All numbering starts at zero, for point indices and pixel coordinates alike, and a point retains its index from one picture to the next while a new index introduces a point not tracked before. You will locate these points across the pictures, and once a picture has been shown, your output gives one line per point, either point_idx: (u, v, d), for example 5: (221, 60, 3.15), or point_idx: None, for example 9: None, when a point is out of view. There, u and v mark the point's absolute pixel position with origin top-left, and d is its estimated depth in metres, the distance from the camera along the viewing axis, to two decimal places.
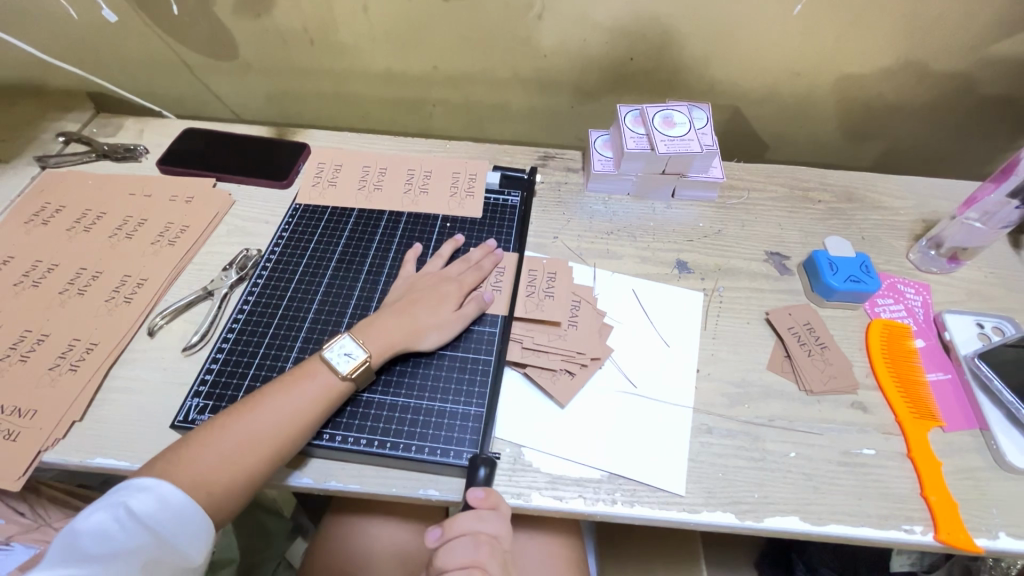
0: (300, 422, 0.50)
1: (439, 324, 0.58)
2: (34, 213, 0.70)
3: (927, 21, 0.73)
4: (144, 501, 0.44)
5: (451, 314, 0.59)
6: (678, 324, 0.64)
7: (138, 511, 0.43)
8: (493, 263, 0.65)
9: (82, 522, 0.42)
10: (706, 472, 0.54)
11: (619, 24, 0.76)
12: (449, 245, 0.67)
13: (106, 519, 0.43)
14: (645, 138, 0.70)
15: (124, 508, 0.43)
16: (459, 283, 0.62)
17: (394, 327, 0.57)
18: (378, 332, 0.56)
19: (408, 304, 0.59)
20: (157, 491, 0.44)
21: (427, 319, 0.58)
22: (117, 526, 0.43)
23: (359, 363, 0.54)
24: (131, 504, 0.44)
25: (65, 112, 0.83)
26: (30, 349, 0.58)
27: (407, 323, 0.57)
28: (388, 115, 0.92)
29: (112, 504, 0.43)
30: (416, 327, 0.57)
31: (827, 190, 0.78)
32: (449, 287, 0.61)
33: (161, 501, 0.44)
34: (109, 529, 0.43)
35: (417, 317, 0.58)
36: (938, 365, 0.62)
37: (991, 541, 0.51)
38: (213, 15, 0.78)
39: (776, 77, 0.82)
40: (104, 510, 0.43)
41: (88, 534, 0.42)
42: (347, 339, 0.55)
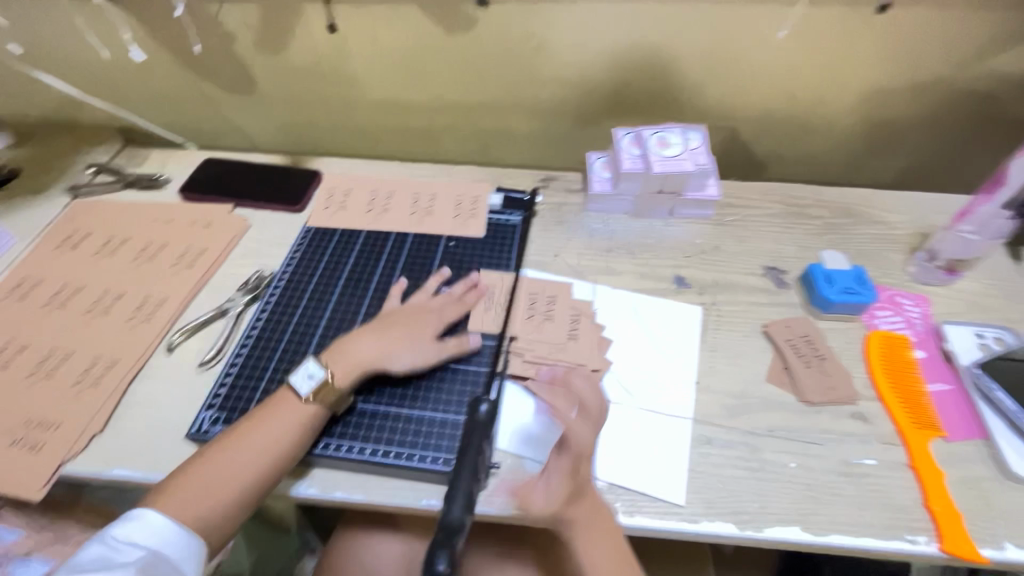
0: (281, 445, 0.52)
1: (412, 348, 0.59)
2: (64, 239, 0.74)
3: (913, 42, 0.76)
4: (128, 529, 0.47)
5: (426, 342, 0.60)
6: (676, 337, 0.65)
7: (125, 538, 0.47)
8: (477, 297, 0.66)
9: (83, 554, 0.46)
10: (705, 482, 0.54)
11: (615, 52, 0.80)
12: (436, 278, 0.68)
13: (100, 548, 0.46)
14: (641, 158, 0.73)
15: (113, 536, 0.47)
16: (437, 315, 0.63)
17: (363, 351, 0.58)
18: (347, 356, 0.57)
19: (383, 330, 0.60)
20: (141, 516, 0.48)
21: (402, 344, 0.59)
22: (113, 550, 0.46)
23: (320, 384, 0.55)
24: (118, 532, 0.47)
25: (95, 145, 0.89)
26: (56, 366, 0.61)
27: (379, 347, 0.58)
28: (397, 143, 0.97)
29: (102, 536, 0.47)
30: (386, 351, 0.58)
31: (823, 206, 0.80)
32: (427, 318, 0.62)
33: (150, 523, 0.47)
34: (105, 553, 0.46)
35: (391, 343, 0.59)
36: (939, 375, 0.62)
37: (997, 552, 0.50)
38: (234, 53, 0.83)
39: (770, 99, 0.85)
40: (98, 542, 0.47)
41: (88, 561, 0.46)
42: (312, 362, 0.56)
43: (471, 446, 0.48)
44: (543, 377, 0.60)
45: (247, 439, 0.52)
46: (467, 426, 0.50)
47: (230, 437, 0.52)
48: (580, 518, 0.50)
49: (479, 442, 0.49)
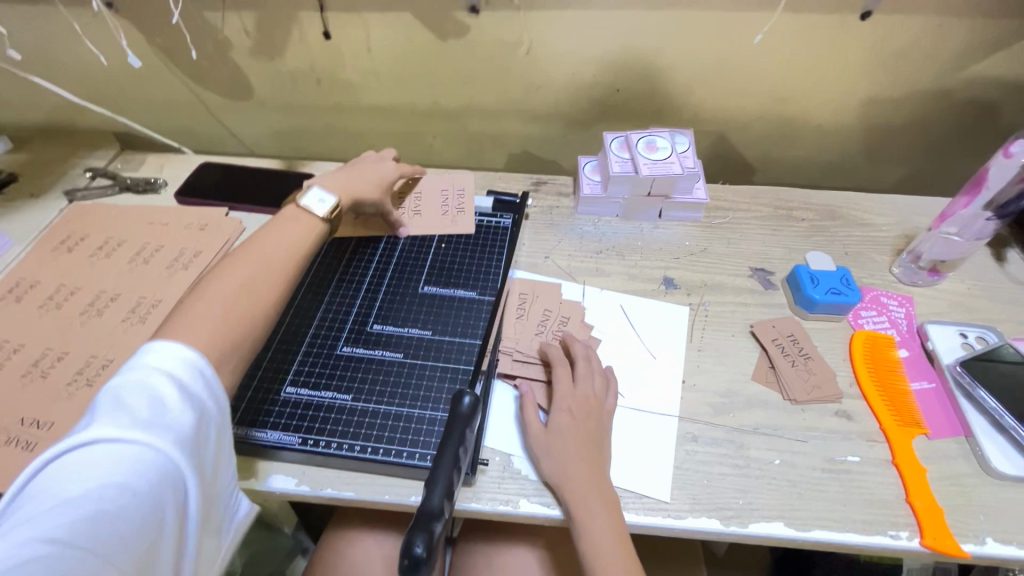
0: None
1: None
2: (61, 242, 0.75)
3: (897, 48, 0.77)
4: (169, 374, 0.41)
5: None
6: (663, 336, 0.66)
7: (167, 382, 0.41)
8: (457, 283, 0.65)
9: (115, 392, 0.39)
10: (691, 479, 0.55)
11: (604, 58, 0.81)
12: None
13: (136, 386, 0.40)
14: (629, 162, 0.75)
15: (150, 380, 0.40)
16: None
17: None
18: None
19: None
20: (179, 364, 0.42)
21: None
22: (148, 396, 0.39)
23: None
24: (155, 377, 0.41)
25: (93, 150, 0.90)
26: (50, 366, 0.62)
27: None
28: (392, 147, 0.98)
29: (138, 373, 0.40)
30: None
31: (810, 209, 0.81)
32: None
33: (189, 365, 0.42)
34: (143, 395, 0.39)
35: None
36: (922, 374, 0.63)
37: (977, 547, 0.51)
38: (231, 59, 0.85)
39: (757, 104, 0.86)
40: (135, 379, 0.40)
41: (124, 400, 0.39)
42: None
43: (452, 437, 0.45)
44: (531, 374, 0.61)
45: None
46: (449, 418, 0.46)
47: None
48: (573, 506, 0.51)
49: (462, 433, 0.46)
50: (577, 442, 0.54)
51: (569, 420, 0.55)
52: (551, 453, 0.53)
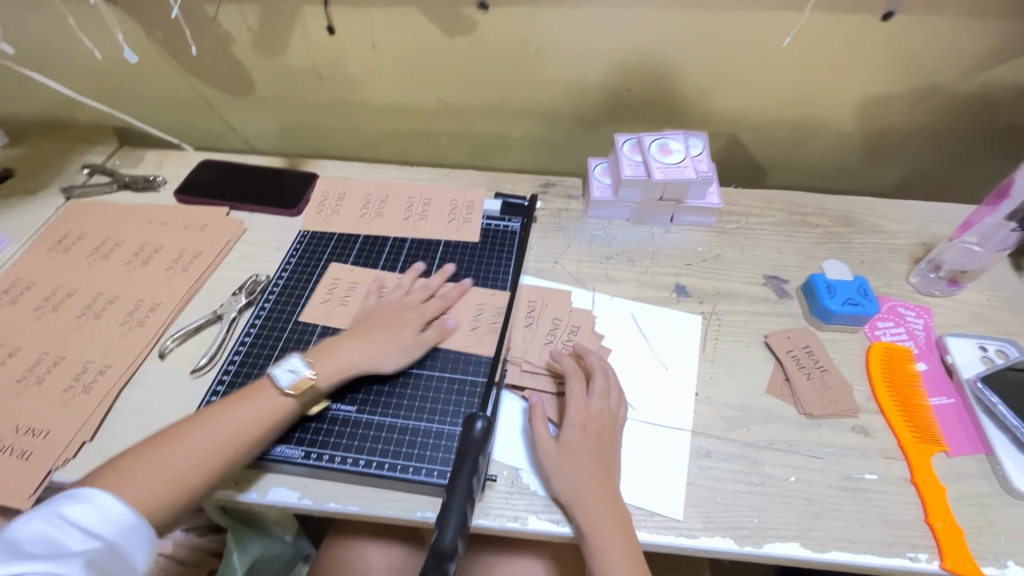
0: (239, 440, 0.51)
1: (397, 347, 0.59)
2: (57, 241, 0.73)
3: (919, 50, 0.75)
4: (82, 508, 0.45)
5: (410, 339, 0.60)
6: (675, 346, 0.64)
7: (79, 517, 0.44)
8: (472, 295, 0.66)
9: (18, 530, 0.42)
10: (704, 496, 0.53)
11: (616, 57, 0.79)
12: (437, 275, 0.67)
13: (43, 525, 0.43)
14: (642, 165, 0.72)
15: (62, 515, 0.44)
16: (422, 311, 0.63)
17: (353, 352, 0.58)
18: (331, 355, 0.57)
19: (366, 328, 0.60)
20: (94, 499, 0.46)
21: (385, 342, 0.59)
22: (59, 532, 0.43)
23: (303, 379, 0.55)
24: (67, 511, 0.44)
25: (91, 146, 0.88)
26: (46, 371, 0.61)
27: (364, 346, 0.58)
28: (396, 145, 0.96)
29: (48, 512, 0.44)
30: (375, 352, 0.58)
31: (825, 215, 0.79)
32: (411, 314, 0.62)
33: (102, 514, 0.45)
34: (51, 532, 0.43)
35: (373, 341, 0.59)
36: (941, 389, 0.61)
37: (999, 570, 0.49)
38: (232, 54, 0.82)
39: (772, 106, 0.84)
40: (40, 517, 0.43)
41: (28, 541, 0.42)
42: (296, 358, 0.56)
43: (464, 467, 0.46)
44: (541, 385, 0.59)
45: (200, 431, 0.51)
46: (460, 445, 0.48)
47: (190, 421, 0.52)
48: (585, 524, 0.49)
49: (475, 462, 0.47)
50: (590, 460, 0.52)
51: (583, 436, 0.53)
52: (563, 471, 0.52)
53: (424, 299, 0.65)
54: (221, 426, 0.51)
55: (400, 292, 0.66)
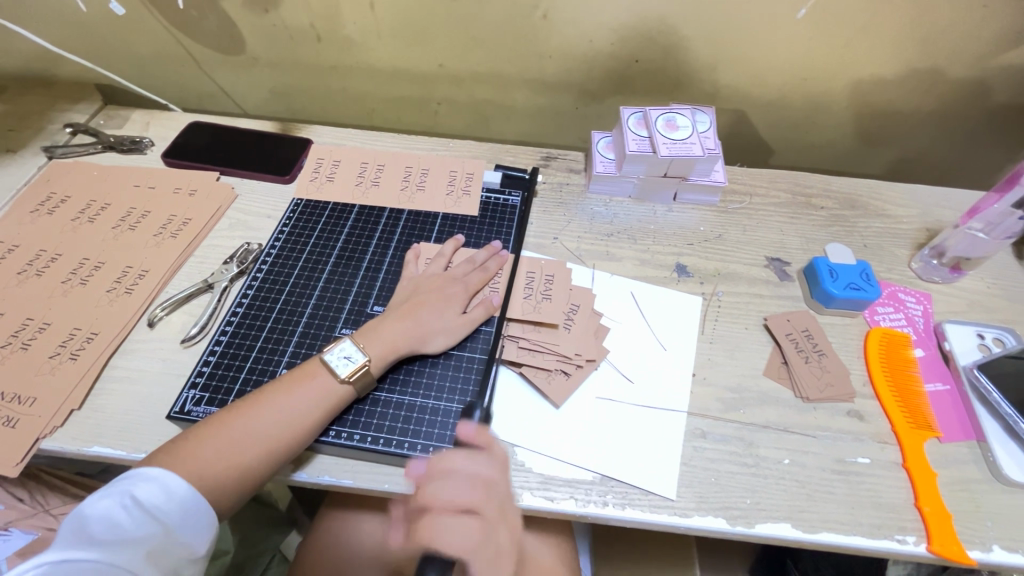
0: (304, 423, 0.50)
1: (444, 325, 0.58)
2: (40, 203, 0.71)
3: (936, 29, 0.72)
4: (151, 490, 0.44)
5: (456, 318, 0.59)
6: (674, 326, 0.64)
7: (144, 501, 0.44)
8: (498, 265, 0.65)
9: (91, 508, 0.43)
10: (698, 477, 0.53)
11: (625, 25, 0.75)
12: (451, 244, 0.66)
13: (112, 506, 0.43)
14: (647, 140, 0.70)
15: (132, 496, 0.44)
16: (464, 285, 0.62)
17: (399, 331, 0.56)
18: (380, 335, 0.56)
19: (413, 308, 0.59)
20: (164, 480, 0.45)
21: (433, 321, 0.58)
22: (125, 516, 0.43)
23: (358, 366, 0.53)
24: (136, 492, 0.44)
25: (73, 103, 0.84)
26: (32, 337, 0.59)
27: (412, 326, 0.57)
28: (394, 112, 0.93)
29: (118, 491, 0.44)
30: (421, 330, 0.57)
31: (830, 197, 0.78)
32: (454, 289, 0.61)
33: (170, 490, 0.45)
34: (116, 516, 0.43)
35: (422, 320, 0.58)
36: (937, 375, 0.61)
37: (984, 554, 0.50)
38: (221, 10, 0.78)
39: (782, 83, 0.82)
40: (111, 497, 0.43)
41: (96, 521, 0.42)
42: (347, 343, 0.55)
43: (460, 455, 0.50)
44: (541, 362, 0.59)
45: (262, 415, 0.50)
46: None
47: (245, 408, 0.50)
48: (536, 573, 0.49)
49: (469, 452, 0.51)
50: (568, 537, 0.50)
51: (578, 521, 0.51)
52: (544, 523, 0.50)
53: (444, 268, 0.64)
54: (278, 412, 0.50)
55: (416, 264, 0.65)
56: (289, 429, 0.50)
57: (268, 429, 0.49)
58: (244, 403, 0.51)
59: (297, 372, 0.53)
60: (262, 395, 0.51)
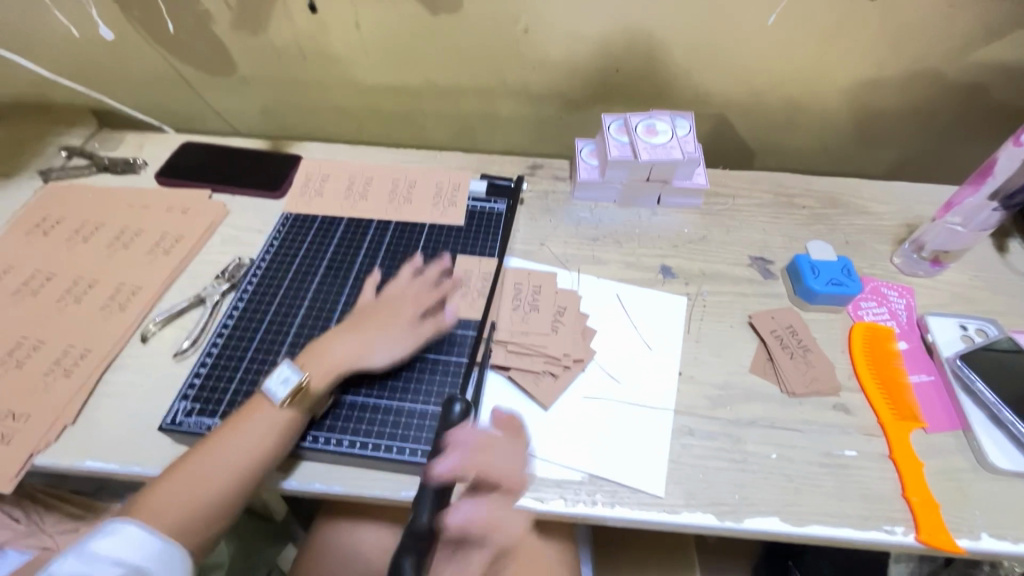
0: (254, 457, 0.51)
1: (387, 343, 0.59)
2: (36, 224, 0.72)
3: (906, 29, 0.74)
4: (117, 542, 0.46)
5: (399, 334, 0.60)
6: (659, 327, 0.65)
7: (114, 551, 0.45)
8: (453, 284, 0.66)
9: (59, 569, 0.44)
10: (686, 474, 0.54)
11: (604, 36, 0.78)
12: (437, 267, 0.67)
13: (81, 563, 0.44)
14: (628, 146, 0.72)
15: (99, 550, 0.45)
16: (410, 303, 0.62)
17: (338, 351, 0.57)
18: (321, 357, 0.56)
19: (354, 327, 0.59)
20: (129, 534, 0.46)
21: (379, 339, 0.59)
22: (98, 567, 0.44)
23: (299, 389, 0.53)
24: (102, 546, 0.45)
25: (68, 128, 0.86)
26: (27, 355, 0.60)
27: (351, 344, 0.58)
28: (382, 127, 0.95)
29: (85, 548, 0.45)
30: (364, 349, 0.58)
31: (811, 196, 0.79)
32: (397, 308, 0.62)
33: (136, 540, 0.46)
34: (88, 570, 0.44)
35: (364, 338, 0.58)
36: (921, 367, 0.62)
37: (973, 542, 0.50)
38: (212, 33, 0.81)
39: (761, 86, 0.84)
40: (78, 555, 0.44)
41: None
42: (285, 366, 0.55)
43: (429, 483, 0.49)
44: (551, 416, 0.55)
45: (212, 456, 0.50)
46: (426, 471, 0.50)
47: (200, 450, 0.51)
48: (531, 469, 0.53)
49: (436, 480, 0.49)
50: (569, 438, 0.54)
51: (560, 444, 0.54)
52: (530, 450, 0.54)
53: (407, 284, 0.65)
54: (229, 450, 0.51)
55: (376, 287, 0.66)
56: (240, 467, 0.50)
57: (223, 468, 0.50)
58: (196, 446, 0.52)
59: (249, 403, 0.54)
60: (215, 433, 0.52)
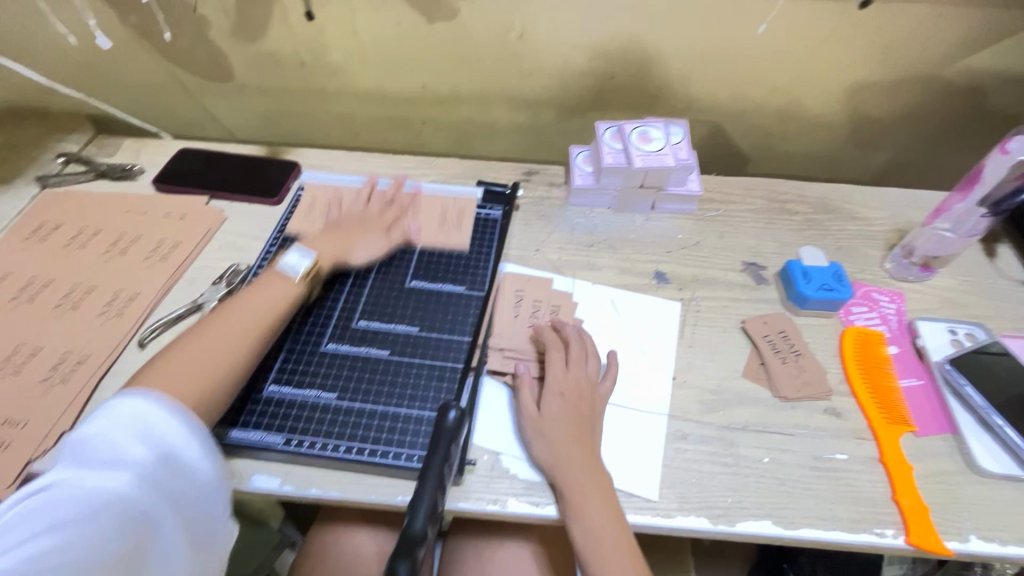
0: (253, 319, 0.57)
1: (370, 242, 0.69)
2: (33, 230, 0.72)
3: (894, 37, 0.76)
4: (159, 419, 0.45)
5: (377, 233, 0.70)
6: (653, 332, 0.65)
7: (154, 427, 0.45)
8: (412, 204, 0.75)
9: (98, 434, 0.44)
10: (680, 477, 0.54)
11: (598, 44, 0.79)
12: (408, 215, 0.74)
13: (121, 432, 0.44)
14: (623, 153, 0.73)
15: (142, 421, 0.45)
16: (388, 210, 0.73)
17: (328, 246, 0.67)
18: (315, 269, 0.65)
19: (342, 231, 0.69)
20: (167, 413, 0.46)
21: (360, 237, 0.69)
22: (131, 442, 0.44)
23: (304, 273, 0.62)
24: (148, 417, 0.45)
25: (66, 134, 0.86)
26: (24, 361, 0.60)
27: (339, 244, 0.67)
28: (379, 133, 0.95)
29: (130, 417, 0.45)
30: (349, 246, 0.68)
31: (803, 202, 0.80)
32: (378, 214, 0.72)
33: (176, 423, 0.46)
34: (122, 443, 0.44)
35: (350, 238, 0.68)
36: (911, 371, 0.63)
37: (962, 544, 0.51)
38: (210, 40, 0.81)
39: (753, 93, 0.85)
40: (121, 424, 0.44)
41: (101, 451, 0.43)
42: (298, 248, 0.64)
43: (436, 455, 0.44)
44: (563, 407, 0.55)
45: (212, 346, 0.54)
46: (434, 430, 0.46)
47: (200, 337, 0.55)
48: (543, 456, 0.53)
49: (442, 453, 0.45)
50: (572, 429, 0.54)
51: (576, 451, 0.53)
52: (544, 440, 0.54)
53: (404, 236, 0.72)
54: (228, 328, 0.56)
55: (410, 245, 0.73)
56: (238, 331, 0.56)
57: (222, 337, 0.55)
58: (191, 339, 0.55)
59: (231, 325, 0.56)
60: (204, 340, 0.54)
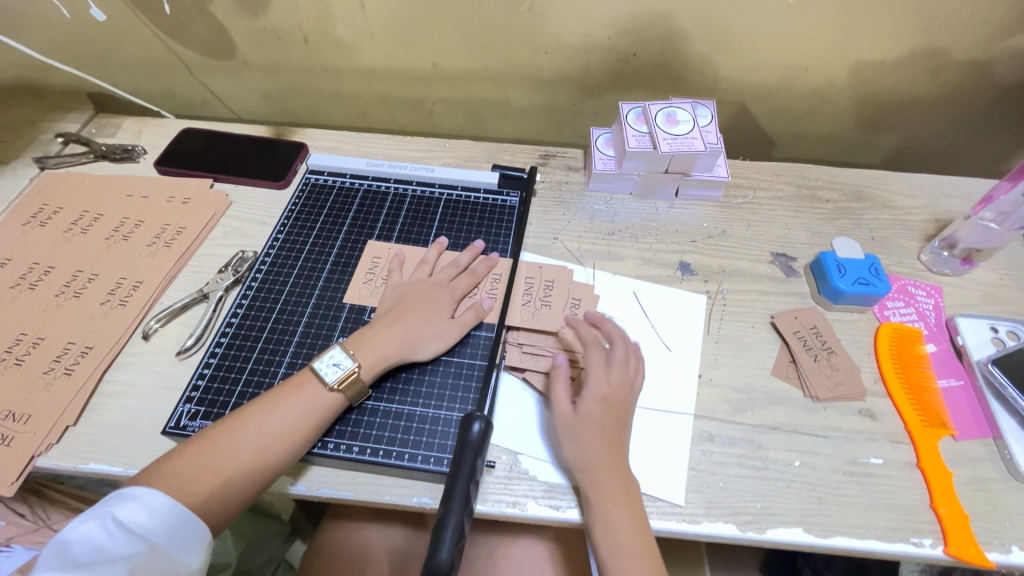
0: (288, 438, 0.49)
1: (434, 332, 0.57)
2: (33, 215, 0.70)
3: (940, 14, 0.70)
4: (132, 512, 0.43)
5: (443, 323, 0.58)
6: (678, 327, 0.62)
7: (126, 521, 0.43)
8: (488, 268, 0.64)
9: (73, 532, 0.42)
10: (707, 481, 0.52)
11: (621, 19, 0.74)
12: (435, 248, 0.65)
13: (95, 529, 0.42)
14: (647, 136, 0.69)
15: (112, 519, 0.43)
16: (452, 291, 0.60)
17: (386, 340, 0.55)
18: (370, 345, 0.55)
19: (399, 314, 0.57)
20: (147, 501, 0.44)
21: (422, 327, 0.57)
22: (108, 536, 0.42)
23: (347, 373, 0.52)
24: (119, 514, 0.43)
25: (64, 112, 0.83)
26: (26, 352, 0.58)
27: (401, 334, 0.56)
28: (389, 113, 0.91)
29: (101, 514, 0.43)
30: (410, 338, 0.56)
31: (835, 188, 0.76)
32: (441, 293, 0.60)
33: (151, 509, 0.43)
34: (99, 538, 0.42)
35: (409, 327, 0.56)
36: (951, 371, 0.60)
37: (1003, 555, 0.49)
38: (210, 13, 0.77)
39: (784, 73, 0.80)
40: (93, 521, 0.42)
41: (78, 545, 0.42)
42: (337, 349, 0.54)
43: (461, 474, 0.45)
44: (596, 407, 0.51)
45: (244, 434, 0.48)
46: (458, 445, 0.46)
47: (237, 421, 0.49)
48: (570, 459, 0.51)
49: (470, 468, 0.45)
50: (603, 431, 0.51)
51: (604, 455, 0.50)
52: (571, 442, 0.51)
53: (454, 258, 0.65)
54: (262, 425, 0.49)
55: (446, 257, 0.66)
56: (274, 441, 0.49)
57: (251, 448, 0.48)
58: (233, 418, 0.50)
59: (260, 428, 0.49)
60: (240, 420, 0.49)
